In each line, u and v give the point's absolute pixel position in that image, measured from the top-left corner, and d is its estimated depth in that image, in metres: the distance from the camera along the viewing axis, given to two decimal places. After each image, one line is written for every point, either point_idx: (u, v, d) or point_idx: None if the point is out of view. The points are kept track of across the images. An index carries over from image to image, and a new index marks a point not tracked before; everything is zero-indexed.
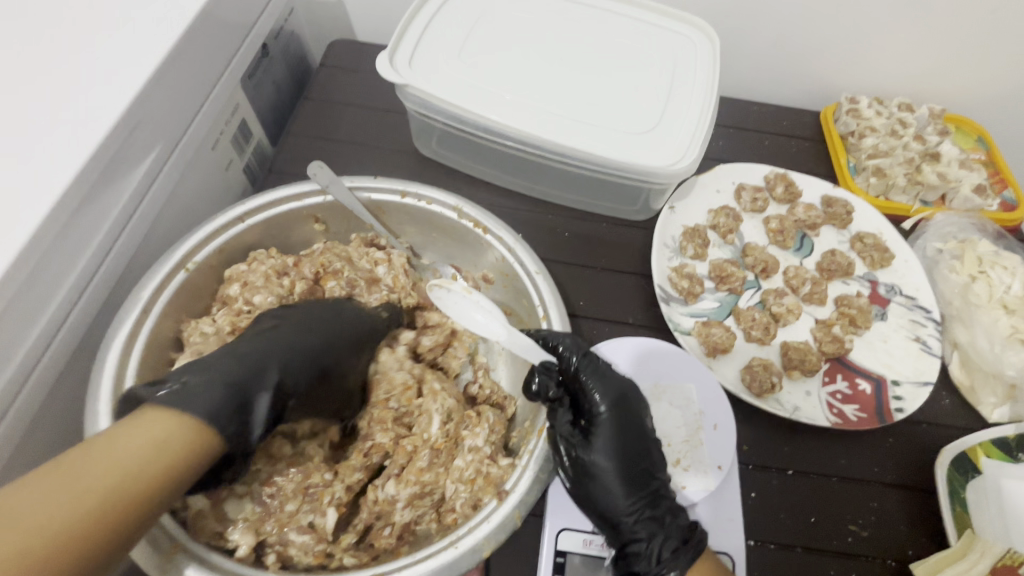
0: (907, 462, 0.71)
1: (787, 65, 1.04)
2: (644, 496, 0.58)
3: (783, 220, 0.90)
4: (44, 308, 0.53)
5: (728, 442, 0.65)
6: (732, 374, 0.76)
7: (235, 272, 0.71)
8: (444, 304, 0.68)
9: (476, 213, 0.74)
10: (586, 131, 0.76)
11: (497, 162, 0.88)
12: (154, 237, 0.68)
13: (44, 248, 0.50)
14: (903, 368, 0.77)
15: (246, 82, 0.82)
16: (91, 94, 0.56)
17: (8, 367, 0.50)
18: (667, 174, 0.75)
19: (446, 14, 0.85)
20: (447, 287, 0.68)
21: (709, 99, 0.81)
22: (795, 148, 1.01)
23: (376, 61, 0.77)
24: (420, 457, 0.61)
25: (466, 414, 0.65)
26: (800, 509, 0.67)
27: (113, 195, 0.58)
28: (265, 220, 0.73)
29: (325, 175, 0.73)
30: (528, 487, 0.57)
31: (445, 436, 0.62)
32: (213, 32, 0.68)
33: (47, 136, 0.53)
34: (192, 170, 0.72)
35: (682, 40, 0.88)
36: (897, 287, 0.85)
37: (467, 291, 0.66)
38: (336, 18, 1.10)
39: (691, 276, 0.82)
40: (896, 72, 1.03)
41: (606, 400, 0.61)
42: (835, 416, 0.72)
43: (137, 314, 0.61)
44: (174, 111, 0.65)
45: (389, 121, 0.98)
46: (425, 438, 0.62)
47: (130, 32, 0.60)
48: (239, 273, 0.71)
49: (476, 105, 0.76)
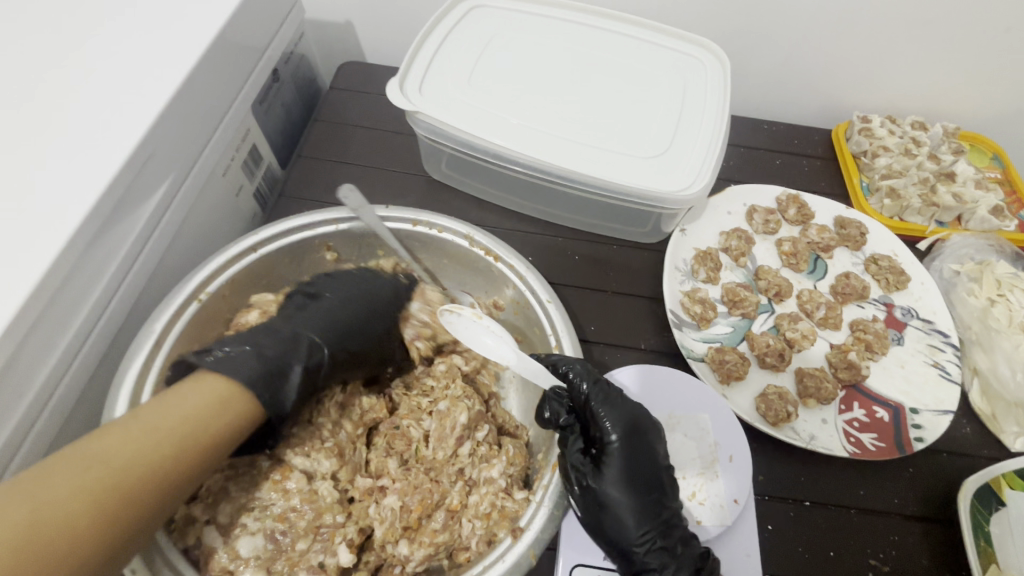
0: (928, 493, 0.69)
1: (797, 84, 1.04)
2: (657, 526, 0.57)
3: (796, 242, 0.89)
4: (58, 342, 0.53)
5: (744, 474, 0.64)
6: (747, 402, 0.75)
7: (260, 299, 0.72)
8: (455, 329, 0.68)
9: (487, 241, 0.74)
10: (596, 156, 0.76)
11: (507, 186, 0.88)
12: (167, 267, 0.68)
13: (58, 283, 0.50)
14: (922, 396, 0.75)
15: (257, 108, 0.83)
16: (106, 128, 0.56)
17: (23, 404, 0.50)
18: (678, 199, 0.74)
19: (455, 39, 0.86)
20: (457, 311, 0.67)
21: (720, 123, 0.80)
22: (806, 167, 1.00)
23: (387, 88, 0.77)
24: (435, 517, 0.59)
25: (488, 446, 0.65)
26: (819, 542, 0.65)
27: (125, 227, 0.58)
28: (277, 248, 0.74)
29: (357, 198, 0.74)
30: (544, 525, 0.56)
31: (462, 485, 0.62)
32: (226, 61, 0.69)
33: (60, 171, 0.53)
34: (204, 198, 0.72)
35: (692, 62, 0.87)
36: (913, 310, 0.84)
37: (478, 316, 0.66)
38: (347, 41, 1.11)
39: (704, 301, 0.81)
40: (909, 91, 1.02)
41: (617, 428, 0.60)
42: (852, 446, 0.71)
43: (149, 346, 0.61)
44: (186, 141, 0.65)
45: (399, 143, 0.99)
46: (444, 496, 0.61)
47: (143, 64, 0.60)
48: (263, 301, 0.72)
49: (485, 131, 0.76)
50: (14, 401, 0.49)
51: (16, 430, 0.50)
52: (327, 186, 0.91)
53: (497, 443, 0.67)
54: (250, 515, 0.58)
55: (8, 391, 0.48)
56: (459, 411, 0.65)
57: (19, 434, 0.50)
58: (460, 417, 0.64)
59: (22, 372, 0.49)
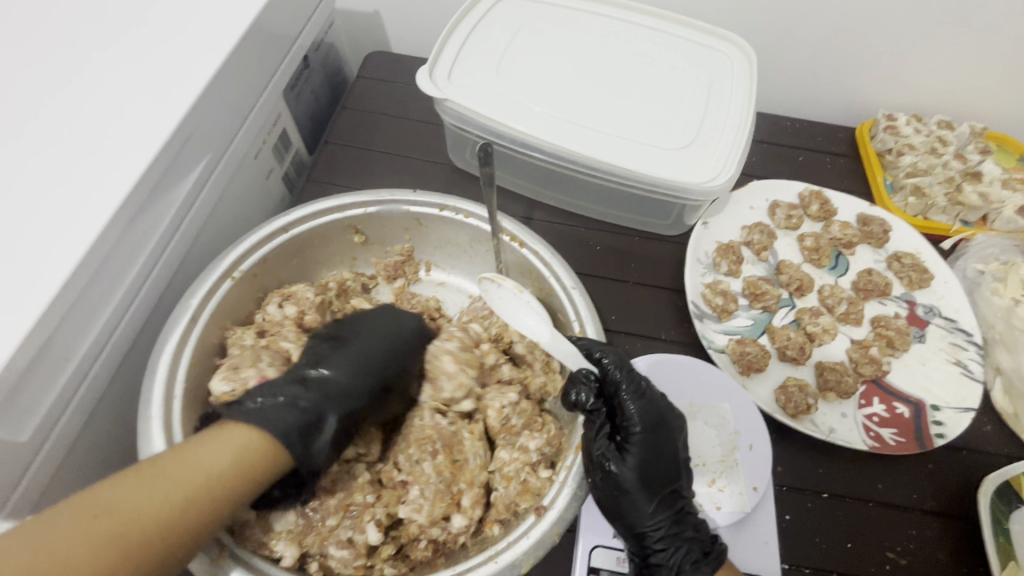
0: (947, 489, 0.69)
1: (822, 81, 1.04)
2: (670, 514, 0.58)
3: (818, 238, 0.89)
4: (100, 314, 0.54)
5: (763, 463, 0.65)
6: (767, 394, 0.75)
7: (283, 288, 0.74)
8: (491, 298, 0.69)
9: (512, 227, 0.75)
10: (620, 145, 0.76)
11: (530, 175, 0.88)
12: (202, 245, 0.70)
13: (102, 256, 0.52)
14: (943, 393, 0.75)
15: (288, 93, 0.84)
16: (148, 110, 0.57)
17: (67, 372, 0.51)
18: (701, 191, 0.75)
19: (483, 29, 0.87)
20: (498, 283, 0.68)
21: (744, 116, 0.81)
22: (829, 164, 1.00)
23: (416, 76, 0.79)
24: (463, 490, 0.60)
25: (535, 418, 0.66)
26: (836, 534, 0.65)
27: (164, 205, 0.60)
28: (307, 230, 0.75)
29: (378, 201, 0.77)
30: (566, 504, 0.57)
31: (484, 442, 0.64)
32: (261, 46, 0.70)
33: (106, 151, 0.55)
34: (237, 178, 0.74)
35: (718, 56, 0.88)
36: (936, 308, 0.84)
37: (518, 292, 0.67)
38: (374, 32, 1.13)
39: (725, 293, 0.81)
40: (936, 90, 1.02)
41: (642, 420, 0.60)
42: (871, 440, 0.71)
43: (185, 322, 0.63)
44: (220, 124, 0.66)
45: (424, 132, 1.00)
46: (471, 476, 0.61)
47: (181, 50, 0.62)
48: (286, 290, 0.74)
49: (511, 118, 0.77)
50: (60, 366, 0.50)
51: (60, 394, 0.51)
52: (354, 173, 0.93)
53: (543, 417, 0.67)
54: (282, 492, 0.58)
55: (53, 357, 0.49)
56: (487, 405, 0.66)
57: (62, 400, 0.51)
58: (486, 411, 0.65)
59: (67, 340, 0.51)
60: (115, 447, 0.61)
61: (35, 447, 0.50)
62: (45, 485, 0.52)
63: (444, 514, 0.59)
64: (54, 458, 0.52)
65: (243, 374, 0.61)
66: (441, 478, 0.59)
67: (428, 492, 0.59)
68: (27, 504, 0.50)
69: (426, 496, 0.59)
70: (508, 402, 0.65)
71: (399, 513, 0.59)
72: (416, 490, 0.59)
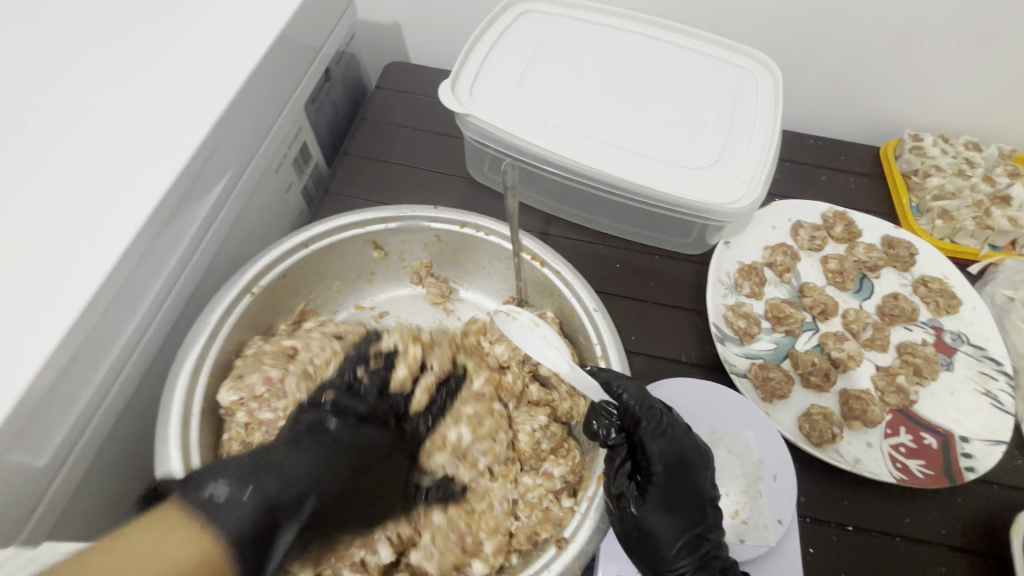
0: (977, 525, 0.67)
1: (846, 100, 1.03)
2: (694, 558, 0.55)
3: (842, 260, 0.87)
4: (122, 330, 0.54)
5: (789, 496, 0.63)
6: (790, 421, 0.74)
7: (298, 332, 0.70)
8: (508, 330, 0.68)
9: (535, 246, 0.74)
10: (644, 165, 0.75)
11: (550, 191, 0.87)
12: (222, 259, 0.69)
13: (127, 273, 0.52)
14: (972, 425, 0.73)
15: (309, 106, 0.84)
16: (176, 125, 0.57)
17: (88, 389, 0.51)
18: (726, 213, 0.73)
19: (505, 44, 0.86)
20: (513, 315, 0.67)
21: (770, 137, 0.80)
22: (853, 184, 0.99)
23: (438, 90, 0.78)
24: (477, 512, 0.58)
25: (561, 442, 0.65)
26: (862, 570, 0.64)
27: (188, 221, 0.60)
28: (327, 245, 0.75)
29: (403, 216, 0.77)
30: (589, 537, 0.56)
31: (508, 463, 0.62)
32: (284, 60, 0.70)
33: (132, 166, 0.54)
34: (258, 192, 0.74)
35: (743, 75, 0.87)
36: (964, 335, 0.82)
37: (534, 324, 0.65)
38: (394, 43, 1.13)
39: (748, 315, 0.80)
40: (962, 111, 1.00)
41: (662, 459, 0.57)
42: (899, 472, 0.69)
43: (205, 338, 0.62)
44: (243, 139, 0.66)
45: (443, 145, 0.99)
46: (491, 517, 0.58)
47: (206, 67, 0.62)
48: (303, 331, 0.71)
49: (533, 136, 0.76)
50: (81, 385, 0.50)
51: (79, 415, 0.50)
52: (372, 185, 0.93)
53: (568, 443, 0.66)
54: None
55: (75, 375, 0.49)
56: (519, 424, 0.64)
57: (82, 419, 0.51)
58: (519, 431, 0.64)
59: (88, 359, 0.50)
60: (130, 464, 0.60)
61: (52, 467, 0.49)
62: (61, 506, 0.51)
63: (455, 564, 0.57)
64: (71, 478, 0.51)
65: (249, 381, 0.63)
66: (454, 527, 0.57)
67: (441, 540, 0.57)
68: (44, 525, 0.49)
69: (438, 546, 0.57)
70: (539, 425, 0.64)
71: (410, 556, 0.58)
72: (427, 536, 0.57)
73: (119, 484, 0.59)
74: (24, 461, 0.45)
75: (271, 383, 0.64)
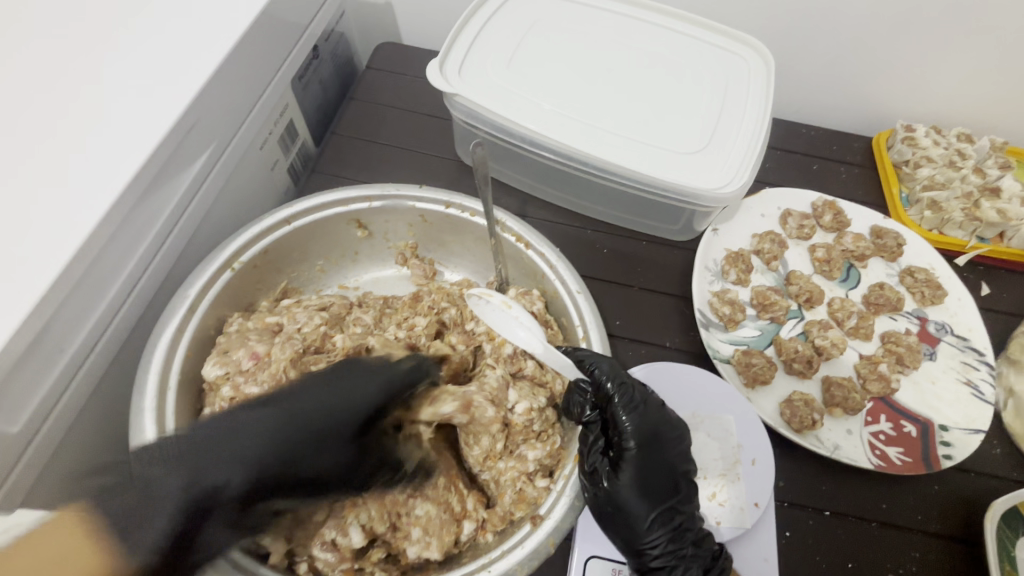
0: (951, 510, 0.68)
1: (840, 89, 1.02)
2: (667, 532, 0.55)
3: (830, 249, 0.87)
4: (100, 299, 0.54)
5: (767, 478, 0.63)
6: (772, 407, 0.74)
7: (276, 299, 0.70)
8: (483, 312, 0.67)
9: (519, 228, 0.73)
10: (632, 147, 0.74)
11: (537, 173, 0.86)
12: (204, 232, 0.69)
13: (105, 240, 0.51)
14: (951, 413, 0.74)
15: (297, 83, 0.83)
16: (157, 92, 0.57)
17: (62, 360, 0.51)
18: (713, 197, 0.73)
19: (495, 25, 0.85)
20: (485, 297, 0.66)
21: (760, 124, 0.79)
22: (844, 173, 0.98)
23: (426, 69, 0.77)
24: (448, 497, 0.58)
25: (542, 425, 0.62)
26: (837, 554, 0.64)
27: (169, 191, 0.59)
28: (311, 223, 0.74)
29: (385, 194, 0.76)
30: (564, 513, 0.56)
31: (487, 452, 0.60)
32: (269, 35, 0.69)
33: (109, 132, 0.54)
34: (242, 167, 0.73)
35: (736, 60, 0.86)
36: (948, 325, 0.82)
37: (506, 305, 0.64)
38: (386, 22, 1.11)
39: (733, 302, 0.80)
40: (956, 103, 0.99)
41: (635, 435, 0.57)
42: (877, 458, 0.70)
43: (184, 311, 0.62)
44: (224, 113, 0.65)
45: (433, 126, 0.98)
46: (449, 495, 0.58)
47: (188, 33, 0.61)
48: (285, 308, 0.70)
49: (521, 116, 0.76)
50: (55, 354, 0.50)
51: (53, 385, 0.50)
52: (359, 164, 0.92)
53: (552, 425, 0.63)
54: None
55: (49, 344, 0.49)
56: (516, 400, 0.60)
57: (56, 388, 0.51)
58: (517, 405, 0.60)
59: (61, 329, 0.50)
60: (106, 437, 0.60)
61: (25, 436, 0.49)
62: (36, 475, 0.51)
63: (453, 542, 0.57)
64: (46, 447, 0.51)
65: (235, 356, 0.63)
66: (444, 510, 0.57)
67: (433, 527, 0.56)
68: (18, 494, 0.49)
69: (433, 533, 0.56)
70: (535, 406, 0.60)
71: (403, 548, 0.57)
72: (418, 530, 0.56)
73: (94, 457, 0.59)
74: None
75: (257, 358, 0.63)
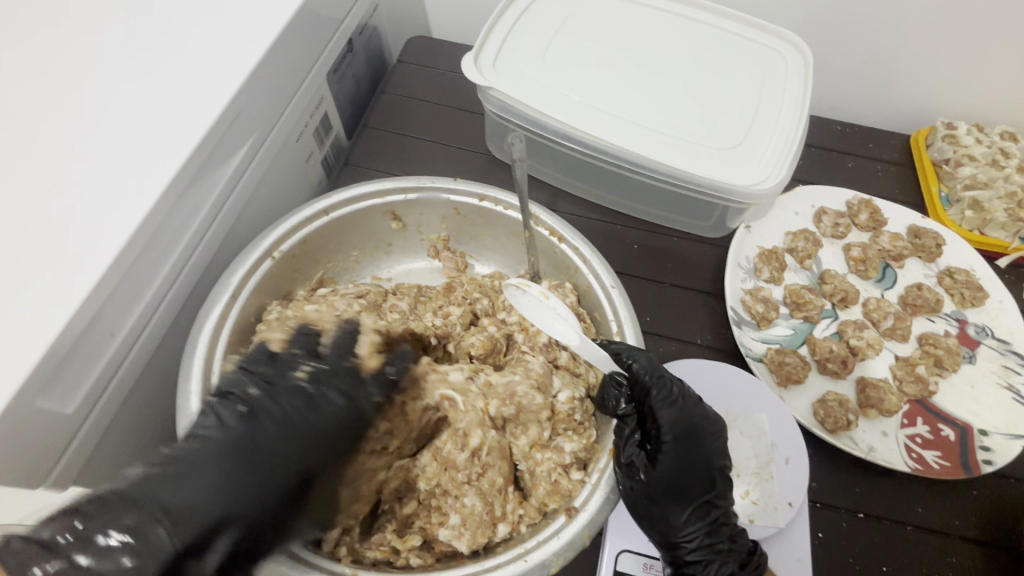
0: (991, 517, 0.66)
1: (879, 86, 1.00)
2: (704, 525, 0.55)
3: (866, 248, 0.86)
4: (149, 285, 0.55)
5: (800, 478, 0.63)
6: (805, 407, 0.73)
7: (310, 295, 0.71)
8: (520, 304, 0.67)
9: (552, 222, 0.73)
10: (667, 143, 0.74)
11: (568, 168, 0.86)
12: (244, 222, 0.70)
13: (154, 230, 0.53)
14: (992, 418, 0.72)
15: (332, 76, 0.84)
16: (203, 85, 0.58)
17: (113, 343, 0.52)
18: (749, 194, 0.72)
19: (529, 18, 0.85)
20: (522, 288, 0.66)
21: (797, 121, 0.78)
22: (880, 172, 0.97)
23: (461, 62, 0.78)
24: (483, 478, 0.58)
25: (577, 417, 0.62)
26: (871, 557, 0.63)
27: (212, 182, 0.60)
28: (348, 213, 0.75)
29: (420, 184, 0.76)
30: (599, 507, 0.55)
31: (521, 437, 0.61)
32: (308, 29, 0.70)
33: (158, 124, 0.55)
34: (280, 158, 0.74)
35: (772, 55, 0.84)
36: (989, 328, 0.80)
37: (543, 297, 0.64)
38: (417, 17, 1.12)
39: (766, 300, 0.79)
40: (1000, 101, 0.97)
41: (672, 428, 0.57)
42: (914, 461, 0.68)
43: (225, 300, 0.63)
44: (265, 106, 0.66)
45: (463, 120, 0.99)
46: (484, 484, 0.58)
47: (221, 26, 0.62)
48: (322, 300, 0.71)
49: (555, 110, 0.75)
50: (106, 339, 0.51)
51: (105, 367, 0.52)
52: (391, 158, 0.93)
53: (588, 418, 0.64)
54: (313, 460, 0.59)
55: (102, 327, 0.50)
56: (560, 388, 0.62)
57: (106, 373, 0.52)
58: (560, 392, 0.61)
59: (113, 314, 0.51)
60: (150, 419, 0.61)
61: (79, 416, 0.50)
62: (87, 456, 0.53)
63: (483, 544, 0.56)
64: (98, 427, 0.53)
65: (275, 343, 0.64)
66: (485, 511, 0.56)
67: (470, 521, 0.56)
68: (71, 472, 0.51)
69: (468, 525, 0.56)
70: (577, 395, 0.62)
71: (437, 533, 0.58)
72: (456, 518, 0.57)
73: (141, 439, 0.60)
74: (53, 409, 0.47)
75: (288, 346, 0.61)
